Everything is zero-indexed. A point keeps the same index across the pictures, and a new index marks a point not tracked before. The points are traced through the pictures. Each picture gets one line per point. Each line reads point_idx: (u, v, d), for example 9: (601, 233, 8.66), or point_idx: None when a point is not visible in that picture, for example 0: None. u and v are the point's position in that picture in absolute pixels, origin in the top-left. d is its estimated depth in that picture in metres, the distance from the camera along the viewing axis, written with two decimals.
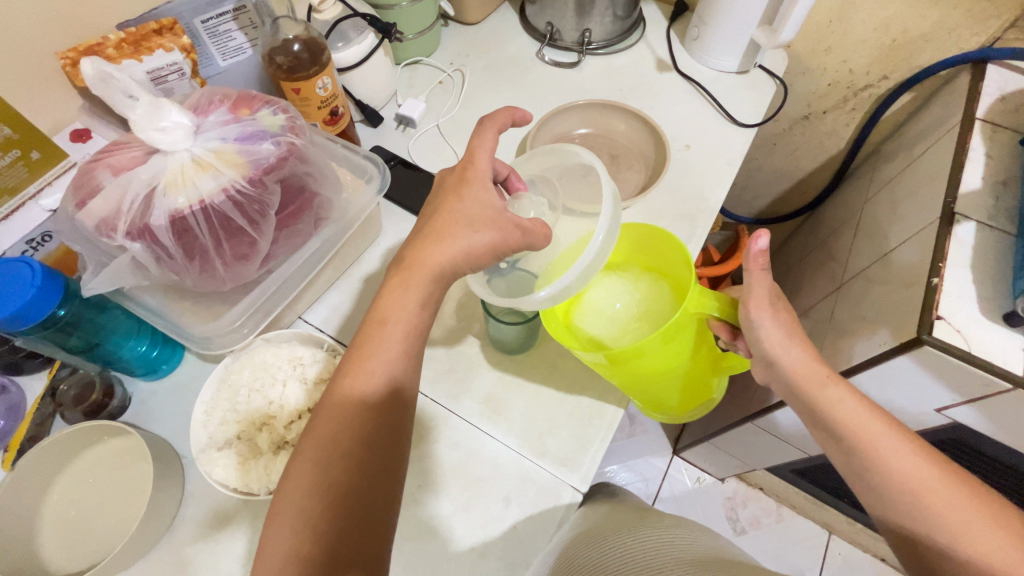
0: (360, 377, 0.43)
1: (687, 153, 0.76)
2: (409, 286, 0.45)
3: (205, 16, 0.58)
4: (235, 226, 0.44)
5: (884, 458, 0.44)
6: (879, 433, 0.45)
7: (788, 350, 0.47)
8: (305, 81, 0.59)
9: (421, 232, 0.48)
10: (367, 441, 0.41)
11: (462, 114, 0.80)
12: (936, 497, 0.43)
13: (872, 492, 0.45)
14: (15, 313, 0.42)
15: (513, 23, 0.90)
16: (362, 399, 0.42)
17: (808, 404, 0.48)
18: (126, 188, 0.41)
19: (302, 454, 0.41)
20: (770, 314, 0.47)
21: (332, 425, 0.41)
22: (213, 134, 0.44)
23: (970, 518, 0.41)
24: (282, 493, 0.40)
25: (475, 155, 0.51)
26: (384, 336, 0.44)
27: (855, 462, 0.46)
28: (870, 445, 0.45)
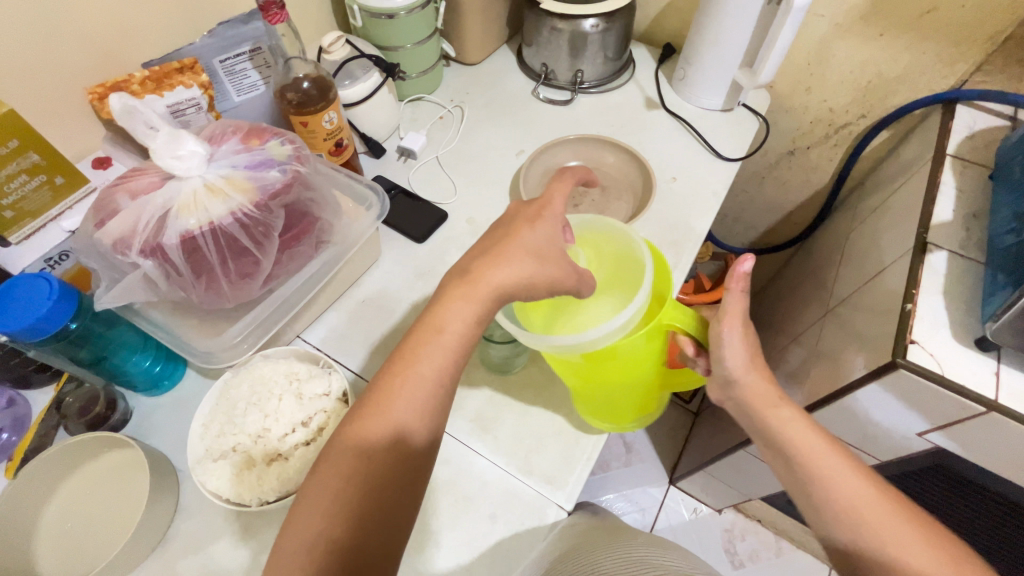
0: (409, 376, 0.44)
1: (674, 185, 0.80)
2: (463, 304, 0.46)
3: (223, 56, 0.64)
4: (241, 247, 0.47)
5: (829, 482, 0.47)
6: (824, 453, 0.48)
7: (747, 373, 0.49)
8: (313, 115, 0.63)
9: (484, 251, 0.49)
10: (387, 448, 0.42)
11: (461, 147, 0.85)
12: (878, 521, 0.45)
13: (822, 521, 0.47)
14: (29, 326, 0.44)
15: (512, 64, 0.96)
16: (381, 411, 0.43)
17: (759, 427, 0.50)
18: (142, 211, 0.44)
19: (327, 455, 0.42)
20: (740, 334, 0.48)
21: (381, 408, 0.43)
22: (224, 162, 0.47)
23: (909, 544, 0.44)
24: (317, 479, 0.42)
25: (553, 194, 0.53)
26: (430, 339, 0.46)
27: (800, 483, 0.48)
28: (820, 467, 0.47)
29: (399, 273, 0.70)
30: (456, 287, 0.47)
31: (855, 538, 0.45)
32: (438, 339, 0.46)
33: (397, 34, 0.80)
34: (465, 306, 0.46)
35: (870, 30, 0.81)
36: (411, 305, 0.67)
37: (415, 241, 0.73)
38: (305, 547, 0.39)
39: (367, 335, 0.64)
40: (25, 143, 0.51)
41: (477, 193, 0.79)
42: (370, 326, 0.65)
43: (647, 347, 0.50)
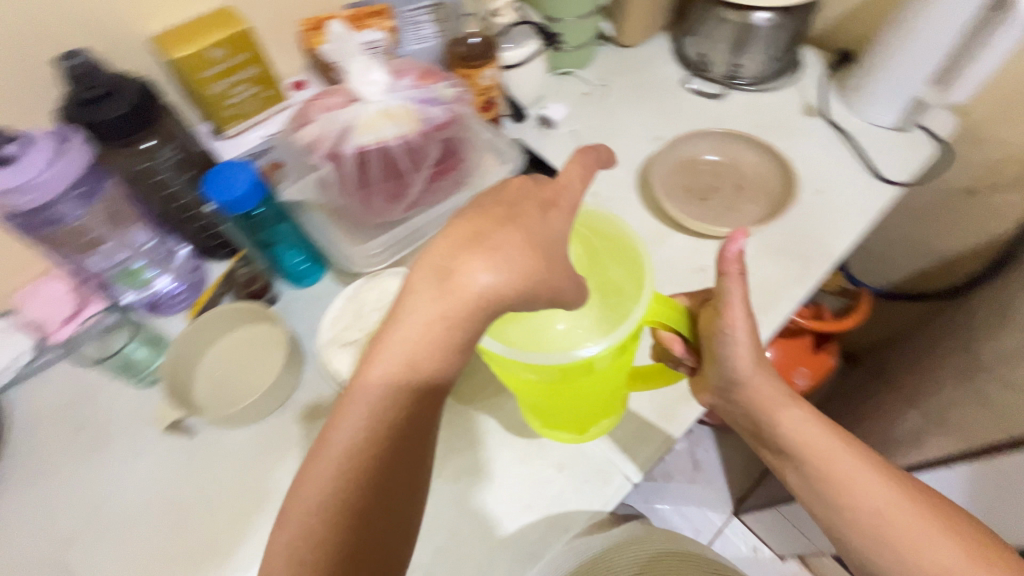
0: (415, 331, 0.37)
1: (818, 197, 0.75)
2: (449, 298, 0.37)
3: (410, 8, 0.72)
4: (399, 170, 0.53)
5: (848, 485, 0.47)
6: (836, 451, 0.49)
7: (754, 374, 0.49)
8: (475, 70, 0.69)
9: (466, 238, 0.38)
10: (360, 466, 0.37)
11: (599, 125, 0.86)
12: (901, 519, 0.46)
13: (834, 518, 0.48)
14: (230, 202, 0.54)
15: (667, 51, 0.95)
16: (340, 427, 0.37)
17: (772, 436, 0.51)
18: (330, 124, 0.52)
19: (344, 401, 0.38)
20: (745, 322, 0.47)
21: (388, 360, 0.37)
22: (401, 94, 0.53)
23: (933, 544, 0.44)
24: (327, 435, 0.37)
25: (568, 178, 0.42)
26: (430, 299, 0.37)
27: (819, 488, 0.49)
28: (835, 470, 0.48)
29: None
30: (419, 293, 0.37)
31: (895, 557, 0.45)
32: (413, 356, 0.37)
33: (562, 6, 0.82)
34: (433, 322, 0.37)
35: None
36: None
37: None
38: (314, 507, 0.36)
39: None
40: (251, 59, 0.61)
41: (605, 170, 0.81)
42: None
43: (628, 354, 0.43)
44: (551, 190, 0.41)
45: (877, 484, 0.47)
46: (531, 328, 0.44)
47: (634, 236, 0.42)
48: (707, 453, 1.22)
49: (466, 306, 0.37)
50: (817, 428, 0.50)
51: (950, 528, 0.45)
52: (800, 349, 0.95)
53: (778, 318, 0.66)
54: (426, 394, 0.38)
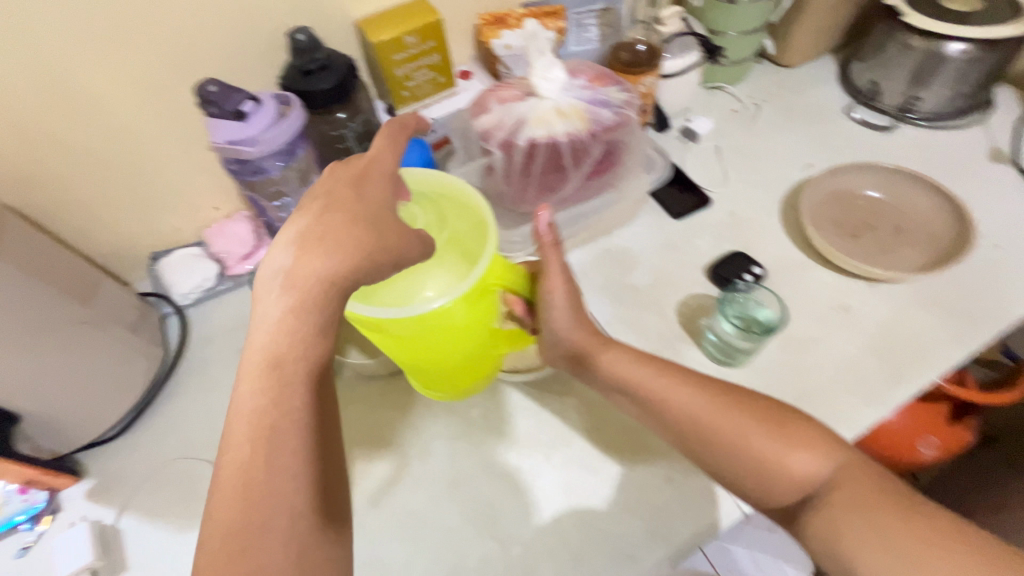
0: (273, 320, 0.38)
1: (994, 254, 0.67)
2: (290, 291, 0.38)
3: (581, 9, 0.75)
4: (561, 165, 0.56)
5: (704, 422, 0.48)
6: (665, 385, 0.51)
7: (573, 329, 0.54)
8: (636, 77, 0.70)
9: (317, 230, 0.39)
10: (279, 444, 0.37)
11: (745, 144, 0.84)
12: (739, 433, 0.46)
13: (746, 484, 0.46)
14: None
15: (831, 75, 0.90)
16: (251, 424, 0.37)
17: (658, 410, 0.51)
18: (507, 114, 0.55)
19: (238, 396, 0.38)
20: (563, 289, 0.53)
21: (266, 341, 0.38)
22: (575, 93, 0.56)
23: (796, 460, 0.45)
24: (233, 423, 0.38)
25: (379, 153, 0.45)
26: (272, 287, 0.39)
27: (729, 460, 0.47)
28: (701, 417, 0.48)
29: (647, 237, 0.74)
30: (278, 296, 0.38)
31: (809, 505, 0.43)
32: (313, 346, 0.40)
33: (728, 20, 0.81)
34: (296, 309, 0.38)
35: None
36: (649, 269, 0.71)
37: (671, 215, 0.76)
38: (234, 494, 0.36)
39: (604, 279, 0.71)
40: (436, 48, 0.67)
41: (747, 191, 0.78)
42: (608, 272, 0.71)
43: (473, 314, 0.47)
44: (359, 165, 0.44)
45: (770, 442, 0.46)
46: (401, 290, 0.47)
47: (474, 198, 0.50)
48: None
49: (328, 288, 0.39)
50: (699, 399, 0.49)
51: (772, 429, 0.46)
52: (931, 416, 0.86)
53: (928, 375, 0.60)
54: (308, 369, 0.39)
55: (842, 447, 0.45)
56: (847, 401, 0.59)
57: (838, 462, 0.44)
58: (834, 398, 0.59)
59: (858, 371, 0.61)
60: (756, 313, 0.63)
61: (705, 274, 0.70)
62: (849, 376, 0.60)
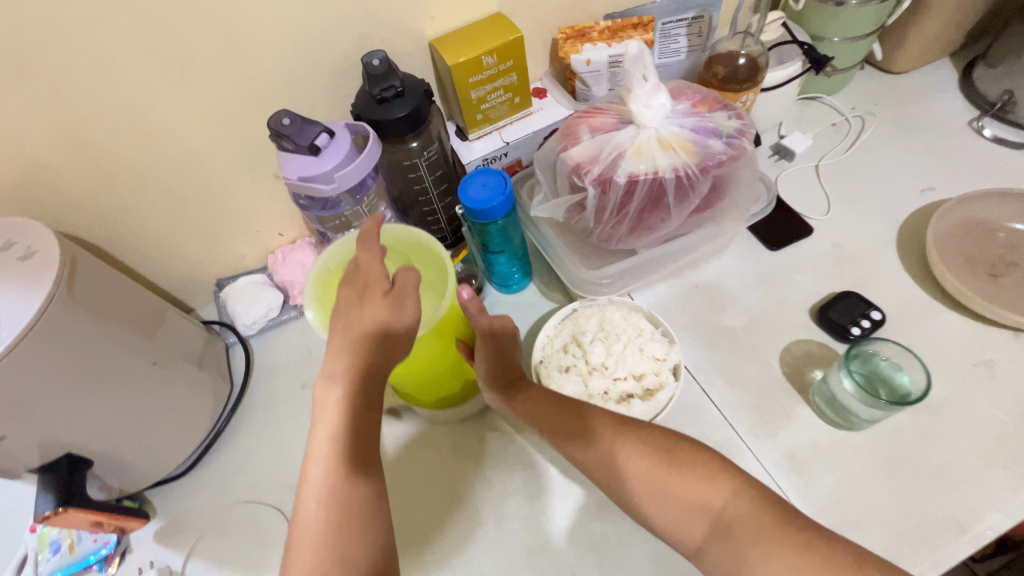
0: (326, 402, 0.40)
1: None
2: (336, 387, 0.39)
3: (668, 19, 0.66)
4: (662, 202, 0.50)
5: (617, 461, 0.44)
6: (587, 420, 0.47)
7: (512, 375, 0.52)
8: (734, 95, 0.64)
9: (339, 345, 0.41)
10: (348, 514, 0.38)
11: (850, 163, 0.75)
12: (661, 477, 0.43)
13: (658, 525, 0.43)
14: (483, 210, 0.55)
15: (950, 82, 0.79)
16: (320, 500, 0.38)
17: (580, 451, 0.46)
18: (602, 146, 0.50)
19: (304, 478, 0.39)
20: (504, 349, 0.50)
21: (324, 421, 0.39)
22: (680, 121, 0.50)
23: (702, 495, 0.42)
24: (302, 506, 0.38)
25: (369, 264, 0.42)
26: (330, 368, 0.40)
27: (640, 501, 0.43)
28: (614, 456, 0.44)
29: (741, 271, 0.67)
30: (328, 387, 0.40)
31: (714, 537, 0.41)
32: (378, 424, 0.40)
33: (836, 25, 0.71)
34: (350, 399, 0.39)
35: None
36: (746, 308, 0.64)
37: (766, 246, 0.68)
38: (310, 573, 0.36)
39: (693, 318, 0.64)
40: (515, 67, 0.61)
41: (855, 219, 0.69)
42: (698, 311, 0.64)
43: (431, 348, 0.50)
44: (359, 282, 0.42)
45: (642, 462, 0.43)
46: None
47: (438, 247, 0.50)
48: None
49: (377, 378, 0.40)
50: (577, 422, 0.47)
51: (653, 449, 0.44)
52: None
53: None
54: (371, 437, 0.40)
55: (724, 467, 0.43)
56: (997, 480, 0.50)
57: (731, 491, 0.41)
58: (978, 475, 0.51)
59: (1009, 443, 0.52)
60: (888, 373, 0.54)
61: (812, 316, 0.62)
62: (997, 448, 0.52)
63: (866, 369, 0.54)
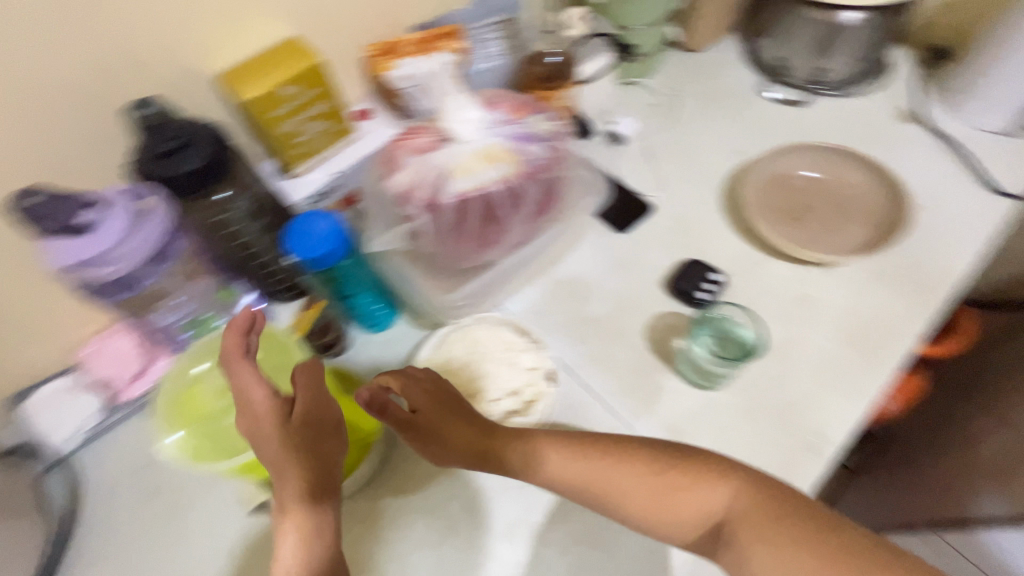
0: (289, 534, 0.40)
1: (929, 216, 0.68)
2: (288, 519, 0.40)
3: (478, 24, 0.68)
4: (498, 215, 0.49)
5: (607, 490, 0.44)
6: (570, 455, 0.46)
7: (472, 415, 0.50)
8: (549, 92, 0.67)
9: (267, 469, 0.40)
10: None
11: (673, 139, 0.81)
12: (651, 497, 0.43)
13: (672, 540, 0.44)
14: (313, 257, 0.51)
15: (738, 54, 0.89)
16: None
17: (589, 494, 0.45)
18: (423, 169, 0.47)
19: None
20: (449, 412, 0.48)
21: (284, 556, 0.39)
22: (498, 130, 0.49)
23: (704, 499, 0.43)
24: None
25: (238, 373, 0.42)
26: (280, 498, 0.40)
27: (650, 525, 0.44)
28: (606, 486, 0.44)
29: (599, 260, 0.69)
30: (281, 521, 0.41)
31: (718, 542, 0.43)
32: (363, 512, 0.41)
33: (634, 15, 0.76)
34: (307, 522, 0.40)
35: None
36: (608, 294, 0.66)
37: (617, 230, 0.71)
38: None
39: (564, 315, 0.65)
40: (323, 93, 0.57)
41: (687, 190, 0.75)
42: (567, 307, 0.65)
43: None
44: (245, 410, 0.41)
45: (640, 487, 0.44)
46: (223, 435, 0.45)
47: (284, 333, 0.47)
48: None
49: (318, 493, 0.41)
50: (558, 459, 0.46)
51: (648, 469, 0.44)
52: None
53: (898, 355, 0.59)
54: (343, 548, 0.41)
55: (730, 466, 0.44)
56: (834, 401, 0.57)
57: (734, 493, 0.43)
58: (819, 401, 0.57)
59: (836, 365, 0.59)
60: (735, 331, 0.59)
61: (666, 290, 0.66)
62: (828, 372, 0.59)
63: (716, 333, 0.59)
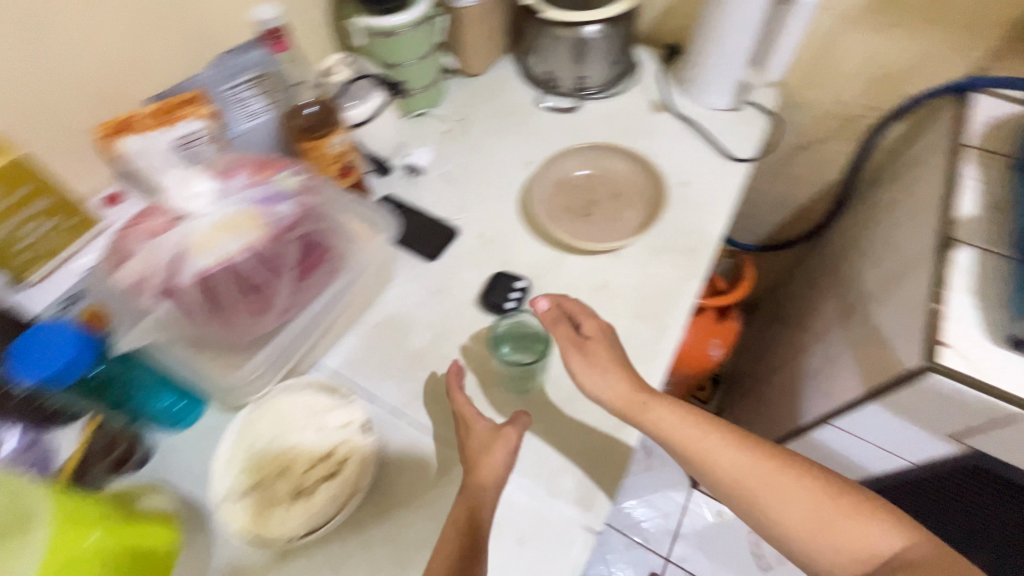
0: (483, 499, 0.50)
1: (686, 190, 0.79)
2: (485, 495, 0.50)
3: (227, 85, 0.63)
4: (253, 285, 0.51)
5: (817, 540, 0.50)
6: (834, 518, 0.51)
7: (611, 387, 0.57)
8: (319, 141, 0.64)
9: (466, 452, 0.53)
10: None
11: (468, 161, 0.84)
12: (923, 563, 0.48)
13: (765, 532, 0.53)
14: (52, 376, 0.44)
15: (514, 73, 0.96)
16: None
17: (748, 502, 0.53)
18: (155, 255, 0.47)
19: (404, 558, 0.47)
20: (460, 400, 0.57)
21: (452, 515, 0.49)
22: (236, 198, 0.49)
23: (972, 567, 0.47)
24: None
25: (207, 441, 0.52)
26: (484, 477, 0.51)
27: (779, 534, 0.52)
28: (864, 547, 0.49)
29: (413, 293, 0.70)
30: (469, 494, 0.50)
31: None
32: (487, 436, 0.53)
33: (399, 53, 0.79)
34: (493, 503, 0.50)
35: (880, 22, 0.79)
36: (427, 324, 0.67)
37: (426, 258, 0.74)
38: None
39: (385, 358, 0.64)
40: (40, 188, 0.51)
41: (487, 208, 0.79)
42: (387, 349, 0.65)
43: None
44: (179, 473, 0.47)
45: (804, 504, 0.51)
46: None
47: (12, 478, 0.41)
48: None
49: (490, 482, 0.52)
50: (621, 389, 0.57)
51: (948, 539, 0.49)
52: (706, 324, 1.02)
53: (682, 317, 0.67)
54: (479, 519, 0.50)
55: None
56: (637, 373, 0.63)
57: (905, 541, 0.49)
58: None
59: (634, 339, 0.65)
60: (533, 328, 0.65)
61: (480, 306, 0.68)
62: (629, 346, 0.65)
63: (521, 337, 0.65)
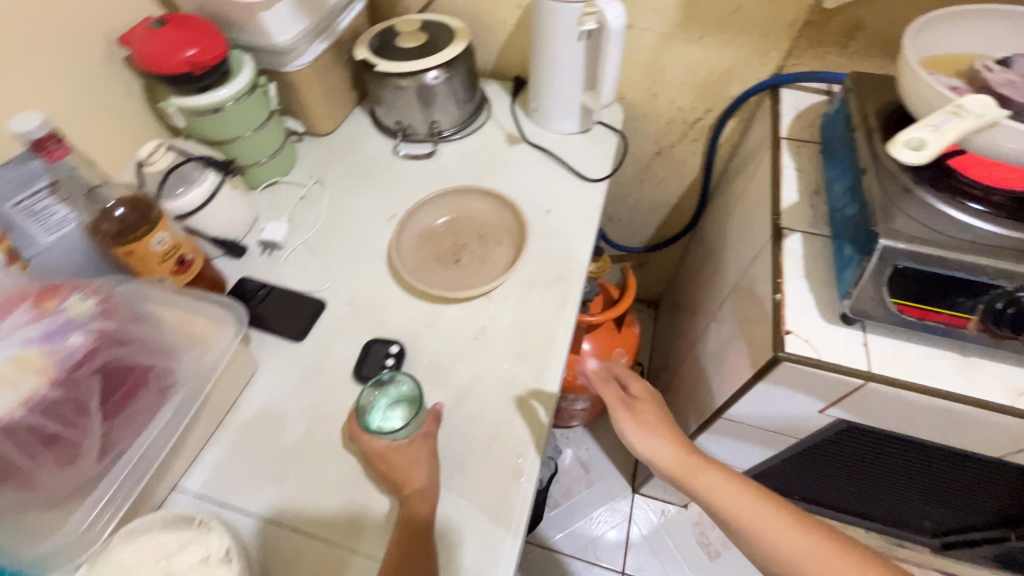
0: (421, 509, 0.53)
1: (549, 218, 0.80)
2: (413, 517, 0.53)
3: (15, 199, 0.56)
4: (51, 434, 0.46)
5: None
6: None
7: (662, 450, 0.62)
8: (136, 242, 0.58)
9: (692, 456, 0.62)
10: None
11: (328, 225, 0.80)
12: None
13: None
14: None
15: (367, 124, 0.94)
16: None
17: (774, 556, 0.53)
18: None
19: None
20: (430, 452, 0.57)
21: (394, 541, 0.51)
22: (12, 340, 0.47)
23: None
24: None
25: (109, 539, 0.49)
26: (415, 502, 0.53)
27: None
28: None
29: (282, 381, 0.65)
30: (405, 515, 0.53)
31: None
32: (409, 457, 0.56)
33: (229, 127, 0.75)
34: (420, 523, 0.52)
35: (692, 35, 0.85)
36: (300, 413, 0.62)
37: (294, 340, 0.68)
38: None
39: (256, 462, 0.59)
40: None
41: (354, 271, 0.75)
42: (258, 452, 0.59)
43: None
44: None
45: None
46: None
47: None
48: (591, 452, 1.32)
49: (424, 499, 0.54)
50: (671, 450, 0.62)
51: None
52: (607, 336, 1.05)
53: (564, 348, 0.67)
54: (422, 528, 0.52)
55: None
56: (525, 418, 0.61)
57: None
58: (513, 419, 0.61)
59: (518, 382, 0.64)
60: (393, 391, 0.62)
61: (356, 380, 0.64)
62: (514, 390, 0.63)
63: (387, 400, 0.62)
